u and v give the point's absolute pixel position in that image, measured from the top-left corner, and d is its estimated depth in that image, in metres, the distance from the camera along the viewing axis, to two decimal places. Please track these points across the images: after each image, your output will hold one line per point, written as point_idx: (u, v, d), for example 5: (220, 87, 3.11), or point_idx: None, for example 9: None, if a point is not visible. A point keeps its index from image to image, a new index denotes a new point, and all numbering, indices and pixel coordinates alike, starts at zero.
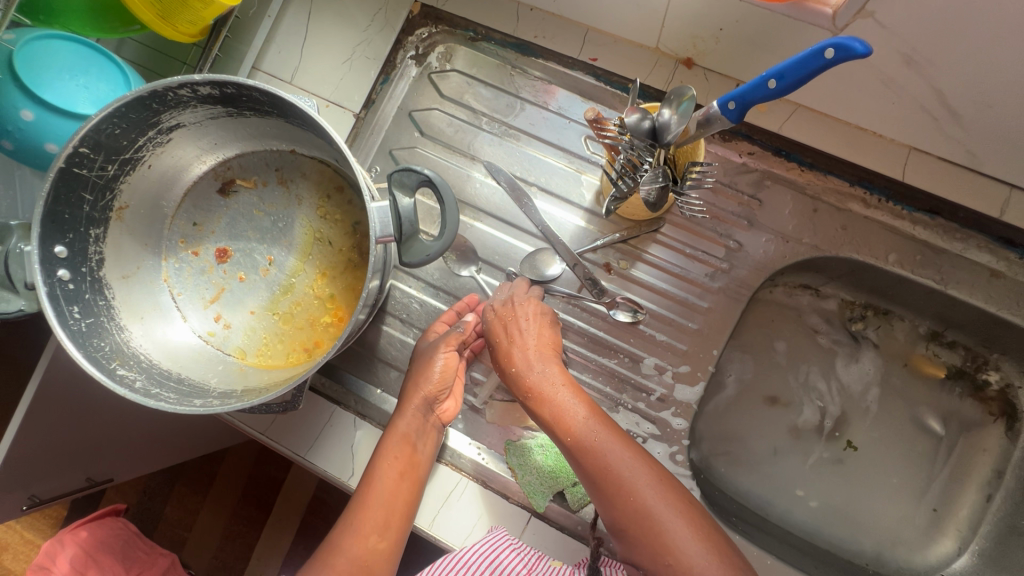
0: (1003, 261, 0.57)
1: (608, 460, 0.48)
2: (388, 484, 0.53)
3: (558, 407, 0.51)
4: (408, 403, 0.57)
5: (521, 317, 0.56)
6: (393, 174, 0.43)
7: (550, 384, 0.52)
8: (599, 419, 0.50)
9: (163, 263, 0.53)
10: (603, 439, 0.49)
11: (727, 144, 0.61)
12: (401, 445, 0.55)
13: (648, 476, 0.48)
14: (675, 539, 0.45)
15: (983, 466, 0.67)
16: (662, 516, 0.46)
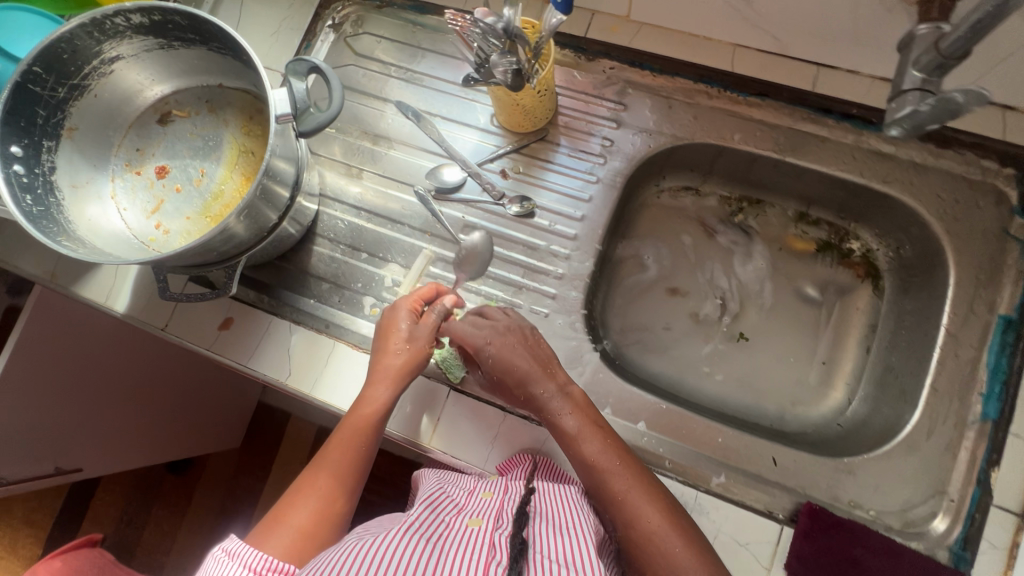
0: (825, 127, 0.68)
1: (607, 478, 0.54)
2: (353, 454, 0.59)
3: (566, 430, 0.57)
4: (393, 384, 0.61)
5: (522, 344, 0.62)
6: (288, 65, 0.54)
7: (559, 408, 0.58)
8: (609, 444, 0.56)
9: (110, 182, 0.63)
10: (612, 466, 0.55)
11: (592, 63, 0.73)
12: (377, 424, 0.60)
13: (656, 508, 0.52)
14: (677, 556, 0.49)
15: (860, 322, 0.74)
16: (664, 534, 0.51)
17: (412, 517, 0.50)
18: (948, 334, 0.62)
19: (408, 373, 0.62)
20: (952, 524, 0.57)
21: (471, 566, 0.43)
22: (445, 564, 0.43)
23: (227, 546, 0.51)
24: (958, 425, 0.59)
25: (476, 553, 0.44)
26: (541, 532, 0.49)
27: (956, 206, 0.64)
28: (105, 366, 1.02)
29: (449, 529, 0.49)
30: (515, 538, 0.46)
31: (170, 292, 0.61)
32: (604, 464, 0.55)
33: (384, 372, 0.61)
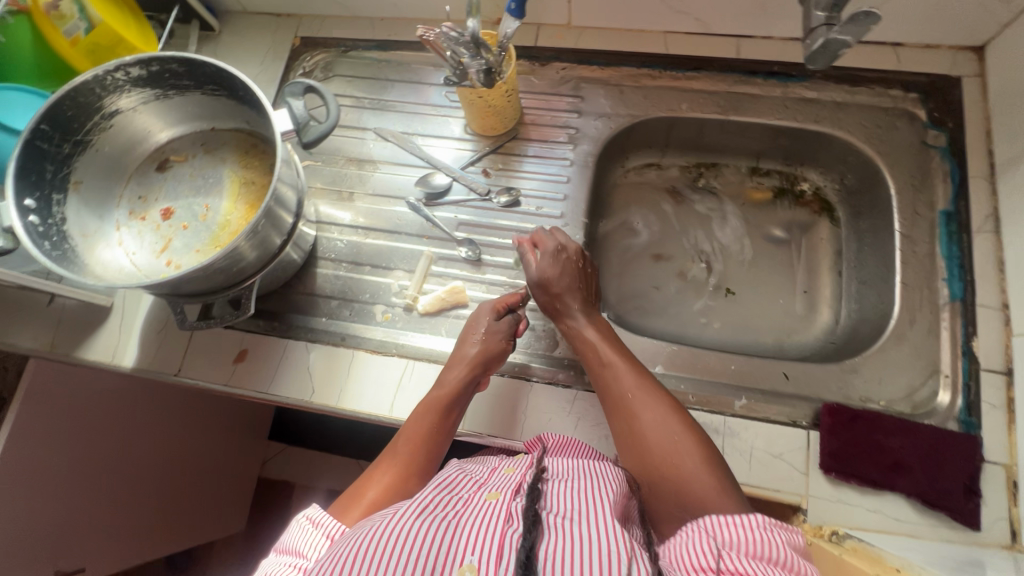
0: (756, 86, 0.78)
1: (618, 379, 0.58)
2: (427, 432, 0.58)
3: (590, 340, 0.62)
4: (469, 369, 0.62)
5: (569, 265, 0.67)
6: (285, 91, 0.62)
7: (585, 324, 0.64)
8: (619, 352, 0.61)
9: (116, 231, 0.65)
10: (614, 365, 0.59)
11: (546, 67, 0.83)
12: (450, 405, 0.60)
13: (655, 401, 0.55)
14: (667, 442, 0.52)
15: (826, 250, 0.82)
16: (658, 424, 0.53)
17: (429, 498, 0.45)
18: (904, 236, 0.70)
19: (487, 358, 0.63)
20: (953, 396, 0.62)
21: (486, 538, 0.39)
22: (456, 539, 0.39)
23: (311, 516, 0.49)
24: (934, 310, 0.66)
25: (493, 524, 0.41)
26: (559, 500, 0.45)
27: (879, 130, 0.74)
28: (156, 440, 0.98)
29: (466, 506, 0.45)
30: (531, 507, 0.43)
31: (189, 323, 0.63)
32: (619, 367, 0.59)
33: (461, 355, 0.63)
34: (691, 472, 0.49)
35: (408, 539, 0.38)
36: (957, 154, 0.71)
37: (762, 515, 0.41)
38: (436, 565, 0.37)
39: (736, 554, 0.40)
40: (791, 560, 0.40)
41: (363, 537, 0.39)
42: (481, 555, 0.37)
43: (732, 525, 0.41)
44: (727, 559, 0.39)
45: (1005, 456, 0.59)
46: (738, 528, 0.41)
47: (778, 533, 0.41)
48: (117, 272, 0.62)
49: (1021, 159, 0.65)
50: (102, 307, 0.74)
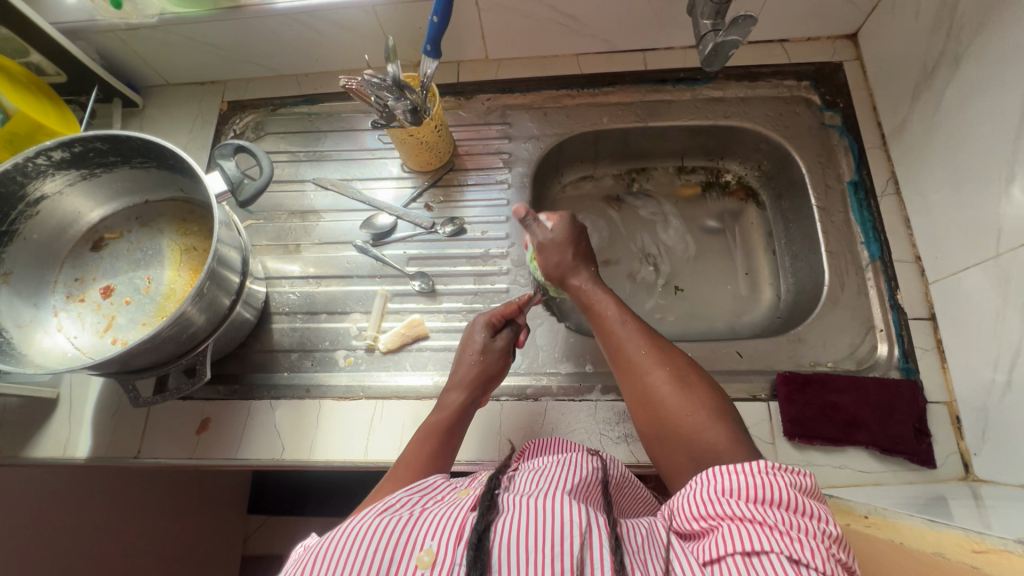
0: (668, 92, 0.84)
1: (628, 335, 0.58)
2: (427, 448, 0.57)
3: (596, 301, 0.62)
4: (466, 379, 0.63)
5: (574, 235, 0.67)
6: (214, 153, 0.63)
7: (592, 285, 0.63)
8: (627, 310, 0.60)
9: (54, 316, 0.64)
10: (626, 323, 0.59)
11: (472, 100, 0.87)
12: (450, 424, 0.60)
13: (667, 359, 0.55)
14: (679, 399, 0.53)
15: (758, 233, 0.88)
16: (669, 381, 0.54)
17: (397, 499, 0.46)
18: (821, 208, 0.76)
19: (480, 374, 0.64)
20: (890, 347, 0.67)
21: (445, 526, 0.41)
22: (416, 529, 0.41)
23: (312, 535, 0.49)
24: (859, 271, 0.71)
25: (455, 514, 0.42)
26: (524, 482, 0.47)
27: (782, 117, 0.81)
28: (125, 540, 0.92)
29: (435, 501, 0.46)
30: (488, 493, 0.44)
31: (143, 399, 0.62)
32: (627, 323, 0.58)
33: (460, 372, 0.64)
34: (703, 426, 0.51)
35: (370, 536, 0.40)
36: (853, 130, 0.78)
37: (763, 461, 0.41)
38: (395, 557, 0.39)
39: (735, 501, 0.40)
40: (791, 502, 0.39)
41: (333, 536, 0.41)
42: (439, 541, 0.39)
43: (734, 474, 0.41)
44: (726, 506, 0.40)
45: (945, 395, 0.63)
46: (737, 478, 0.41)
47: (779, 477, 0.41)
48: (58, 357, 0.60)
49: (904, 127, 0.72)
50: (48, 399, 0.71)
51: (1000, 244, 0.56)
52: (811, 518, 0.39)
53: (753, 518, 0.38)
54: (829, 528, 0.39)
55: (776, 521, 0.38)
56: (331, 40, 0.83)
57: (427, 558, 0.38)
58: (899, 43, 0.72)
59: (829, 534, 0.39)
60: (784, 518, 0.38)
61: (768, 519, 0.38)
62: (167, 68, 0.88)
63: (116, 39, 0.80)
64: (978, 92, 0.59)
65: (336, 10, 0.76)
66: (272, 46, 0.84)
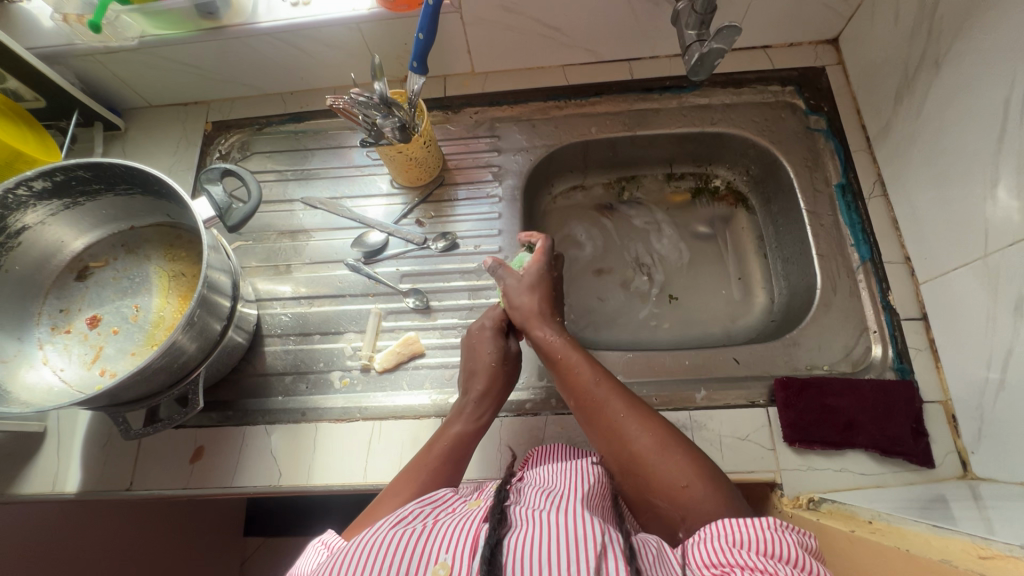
0: (655, 100, 0.85)
1: (603, 396, 0.56)
2: (449, 455, 0.57)
3: (569, 358, 0.60)
4: (483, 386, 0.63)
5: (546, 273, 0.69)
6: (200, 177, 0.63)
7: (563, 341, 0.62)
8: (598, 370, 0.59)
9: (39, 350, 0.62)
10: (598, 386, 0.57)
11: (460, 113, 0.87)
12: (469, 430, 0.60)
13: (642, 422, 0.54)
14: (662, 463, 0.51)
15: (749, 237, 0.88)
16: (650, 445, 0.52)
17: (408, 511, 0.46)
18: (810, 212, 0.76)
19: (496, 379, 0.63)
20: (884, 348, 0.68)
21: (459, 539, 0.40)
22: (431, 541, 0.40)
23: (325, 541, 0.48)
24: (850, 274, 0.72)
25: (467, 526, 0.42)
26: (534, 495, 0.47)
27: (768, 123, 0.82)
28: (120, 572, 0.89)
29: (447, 513, 0.46)
30: (500, 506, 0.44)
31: (134, 431, 0.60)
32: (601, 383, 0.57)
33: (478, 378, 0.63)
34: (692, 491, 0.48)
35: (384, 548, 0.39)
36: (838, 133, 0.79)
37: (772, 516, 0.42)
38: (410, 569, 0.38)
39: (746, 552, 0.40)
40: (798, 558, 0.40)
41: (347, 550, 0.41)
42: (454, 553, 0.39)
43: (746, 526, 0.41)
44: (738, 556, 0.40)
45: (940, 394, 0.64)
46: (749, 529, 0.41)
47: (788, 535, 0.41)
48: (45, 393, 0.58)
49: (888, 130, 0.73)
50: (35, 434, 0.69)
51: (988, 244, 0.57)
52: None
53: (765, 569, 0.38)
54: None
55: (786, 574, 0.38)
56: (315, 58, 0.82)
57: (443, 571, 0.38)
58: (879, 47, 0.73)
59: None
60: (793, 574, 0.39)
61: (780, 572, 0.38)
62: (149, 90, 0.87)
63: (95, 63, 0.79)
64: (959, 95, 0.60)
65: (320, 28, 0.76)
66: (255, 66, 0.83)
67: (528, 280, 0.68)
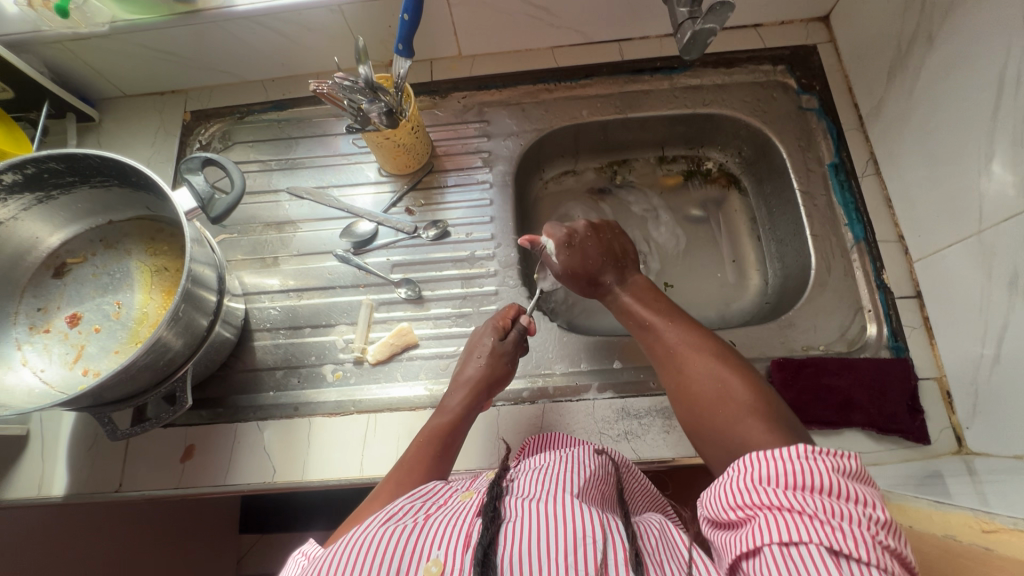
0: (645, 82, 0.83)
1: (660, 338, 0.57)
2: (425, 457, 0.56)
3: (626, 302, 0.62)
4: (466, 387, 0.62)
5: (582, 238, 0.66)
6: (180, 167, 0.61)
7: (618, 289, 0.63)
8: (661, 310, 0.59)
9: (18, 351, 0.60)
10: (659, 322, 0.58)
11: (448, 98, 0.85)
12: (450, 431, 0.59)
13: (705, 355, 0.53)
14: (715, 396, 0.50)
15: (742, 219, 0.88)
16: (705, 378, 0.51)
17: (397, 507, 0.45)
18: (804, 192, 0.76)
19: (482, 382, 0.62)
20: (878, 327, 0.68)
21: (451, 534, 0.39)
22: (422, 537, 0.39)
23: (308, 550, 0.46)
24: (844, 253, 0.72)
25: (461, 520, 0.41)
26: (528, 485, 0.46)
27: (761, 103, 0.81)
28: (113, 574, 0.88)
29: (438, 507, 0.45)
30: (492, 501, 0.43)
31: (121, 431, 0.59)
32: (657, 325, 0.58)
33: (459, 384, 0.62)
34: (740, 424, 0.47)
35: (376, 546, 0.38)
36: (830, 112, 0.79)
37: (801, 446, 0.39)
38: (402, 566, 0.37)
39: (773, 488, 0.38)
40: (833, 486, 0.37)
41: (335, 549, 0.40)
42: (446, 549, 0.38)
43: (773, 460, 0.39)
44: (763, 494, 0.38)
45: (934, 370, 0.64)
46: (774, 464, 0.39)
47: (820, 462, 0.39)
48: (26, 395, 0.56)
49: (882, 107, 0.72)
50: (17, 437, 0.67)
51: (982, 220, 0.57)
52: (856, 503, 0.37)
53: (793, 507, 0.37)
54: (876, 513, 0.37)
55: (816, 510, 0.36)
56: (296, 43, 0.79)
57: (435, 568, 0.37)
58: (871, 23, 0.72)
59: (874, 517, 0.37)
60: (825, 506, 0.36)
61: (808, 508, 0.36)
62: (123, 79, 0.83)
63: (65, 51, 0.76)
64: (953, 70, 0.60)
65: (300, 11, 0.73)
66: (234, 51, 0.80)
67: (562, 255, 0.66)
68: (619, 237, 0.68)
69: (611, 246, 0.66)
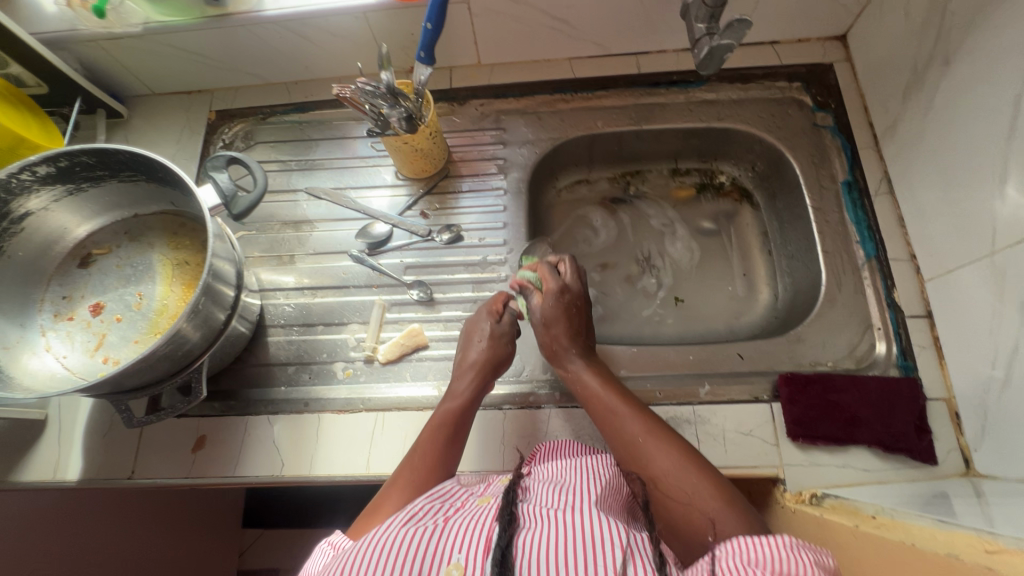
0: (661, 95, 0.84)
1: (626, 428, 0.55)
2: (439, 444, 0.57)
3: (589, 383, 0.60)
4: (470, 369, 0.63)
5: (567, 303, 0.67)
6: (207, 164, 0.63)
7: (583, 370, 0.62)
8: (621, 395, 0.58)
9: (42, 336, 0.62)
10: (617, 410, 0.57)
11: (467, 105, 0.87)
12: (461, 415, 0.60)
13: (665, 445, 0.52)
14: (686, 489, 0.48)
15: (753, 233, 0.88)
16: (671, 466, 0.50)
17: (416, 508, 0.45)
18: (816, 209, 0.76)
19: (488, 361, 0.64)
20: (888, 345, 0.68)
21: (471, 539, 0.40)
22: (443, 541, 0.40)
23: (327, 542, 0.47)
24: (855, 270, 0.72)
25: (479, 525, 0.42)
26: (544, 495, 0.47)
27: (775, 119, 0.82)
28: (120, 559, 0.89)
29: (457, 510, 0.46)
30: (508, 508, 0.43)
31: (137, 419, 0.60)
32: (624, 414, 0.56)
33: (468, 367, 0.64)
34: (718, 517, 0.45)
35: (397, 548, 0.39)
36: (844, 130, 0.79)
37: (790, 536, 0.39)
38: (423, 569, 0.38)
39: (760, 572, 0.37)
40: None
41: (358, 547, 0.40)
42: (467, 554, 0.38)
43: (760, 544, 0.39)
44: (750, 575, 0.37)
45: (944, 392, 0.64)
46: (764, 547, 0.39)
47: (807, 555, 0.38)
48: (49, 379, 0.58)
49: (896, 127, 0.72)
50: (36, 421, 0.69)
51: (994, 242, 0.57)
52: None
53: None
54: None
55: None
56: (321, 47, 0.82)
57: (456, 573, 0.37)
58: (888, 43, 0.73)
59: None
60: None
61: None
62: (153, 78, 0.86)
63: (98, 49, 0.78)
64: (969, 92, 0.60)
65: (326, 17, 0.75)
66: (260, 54, 0.82)
67: (547, 307, 0.66)
68: (588, 316, 0.68)
69: (583, 320, 0.67)
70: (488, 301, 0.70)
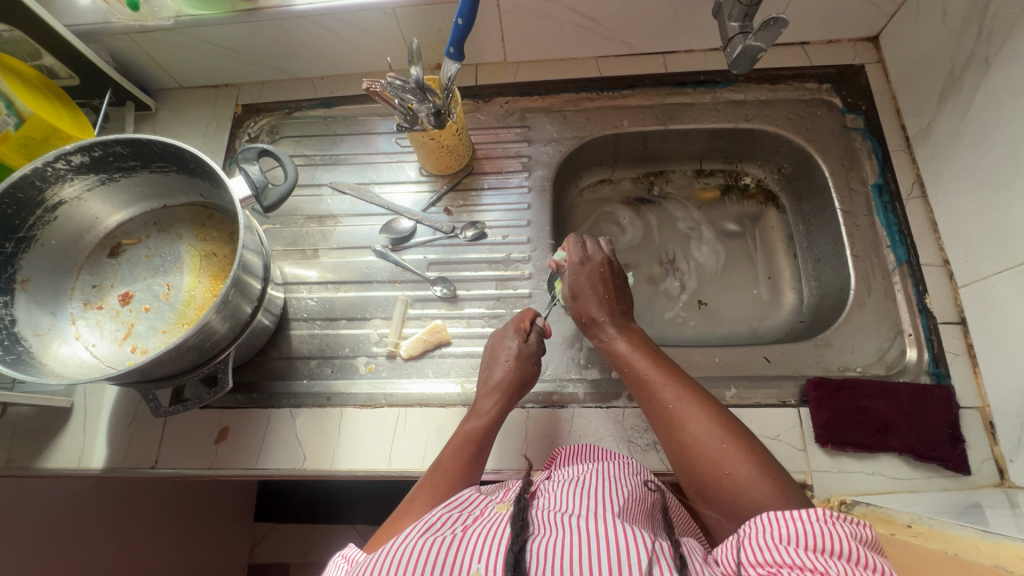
0: (688, 95, 0.84)
1: (658, 393, 0.56)
2: (461, 461, 0.56)
3: (621, 351, 0.62)
4: (493, 389, 0.63)
5: (596, 271, 0.67)
6: (238, 156, 0.63)
7: (616, 336, 0.63)
8: (655, 360, 0.59)
9: (72, 324, 0.63)
10: (651, 374, 0.57)
11: (492, 103, 0.87)
12: (483, 434, 0.59)
13: (698, 409, 0.53)
14: (720, 455, 0.49)
15: (779, 236, 0.87)
16: (705, 434, 0.51)
17: (433, 518, 0.45)
18: (845, 212, 0.75)
19: (510, 380, 0.63)
20: (919, 351, 0.67)
21: (490, 546, 0.39)
22: (462, 550, 0.39)
23: (343, 554, 0.47)
24: (885, 275, 0.71)
25: (496, 533, 0.41)
26: (562, 500, 0.46)
27: (804, 121, 0.81)
28: (138, 548, 0.90)
29: (476, 519, 0.45)
30: (521, 513, 0.43)
31: (164, 409, 0.61)
32: (656, 378, 0.57)
33: (491, 384, 0.63)
34: (752, 484, 0.46)
35: (414, 558, 0.38)
36: (875, 132, 0.78)
37: (821, 508, 0.39)
38: None
39: (796, 549, 0.38)
40: (855, 553, 0.37)
41: (376, 559, 0.40)
42: (487, 563, 0.38)
43: (791, 520, 0.39)
44: (784, 553, 0.38)
45: (977, 400, 0.62)
46: (794, 523, 0.39)
47: (840, 525, 0.38)
48: (78, 367, 0.58)
49: (930, 130, 0.71)
50: (62, 408, 0.69)
51: None
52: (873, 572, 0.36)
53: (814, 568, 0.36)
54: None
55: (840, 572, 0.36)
56: (348, 43, 0.82)
57: None
58: (923, 44, 0.72)
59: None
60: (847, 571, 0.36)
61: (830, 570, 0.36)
62: (181, 72, 0.87)
63: (129, 42, 0.79)
64: (1009, 95, 0.59)
65: (356, 13, 0.75)
66: (288, 49, 0.83)
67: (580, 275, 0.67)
68: (618, 282, 0.69)
69: (615, 289, 0.68)
70: (514, 320, 0.69)
